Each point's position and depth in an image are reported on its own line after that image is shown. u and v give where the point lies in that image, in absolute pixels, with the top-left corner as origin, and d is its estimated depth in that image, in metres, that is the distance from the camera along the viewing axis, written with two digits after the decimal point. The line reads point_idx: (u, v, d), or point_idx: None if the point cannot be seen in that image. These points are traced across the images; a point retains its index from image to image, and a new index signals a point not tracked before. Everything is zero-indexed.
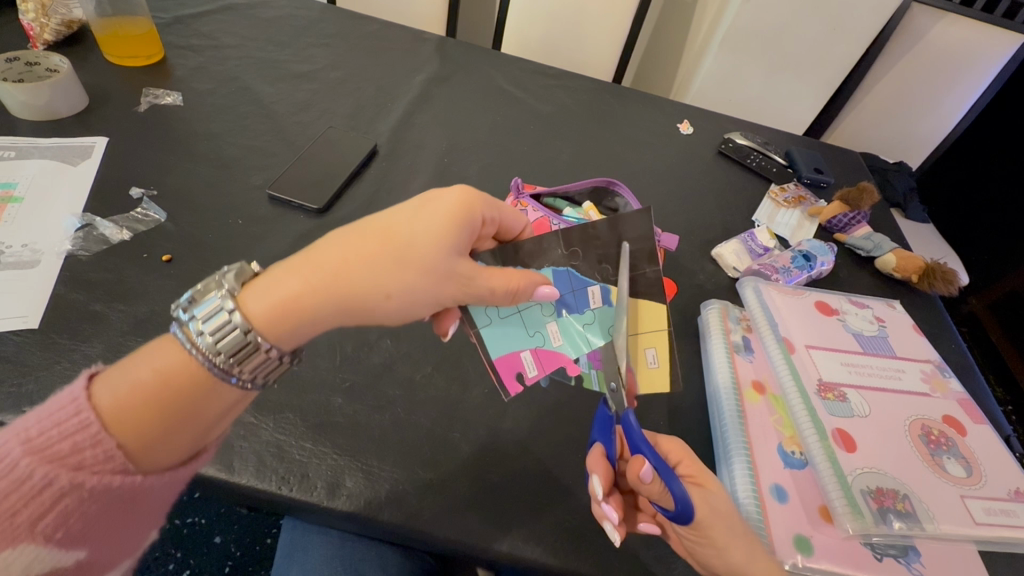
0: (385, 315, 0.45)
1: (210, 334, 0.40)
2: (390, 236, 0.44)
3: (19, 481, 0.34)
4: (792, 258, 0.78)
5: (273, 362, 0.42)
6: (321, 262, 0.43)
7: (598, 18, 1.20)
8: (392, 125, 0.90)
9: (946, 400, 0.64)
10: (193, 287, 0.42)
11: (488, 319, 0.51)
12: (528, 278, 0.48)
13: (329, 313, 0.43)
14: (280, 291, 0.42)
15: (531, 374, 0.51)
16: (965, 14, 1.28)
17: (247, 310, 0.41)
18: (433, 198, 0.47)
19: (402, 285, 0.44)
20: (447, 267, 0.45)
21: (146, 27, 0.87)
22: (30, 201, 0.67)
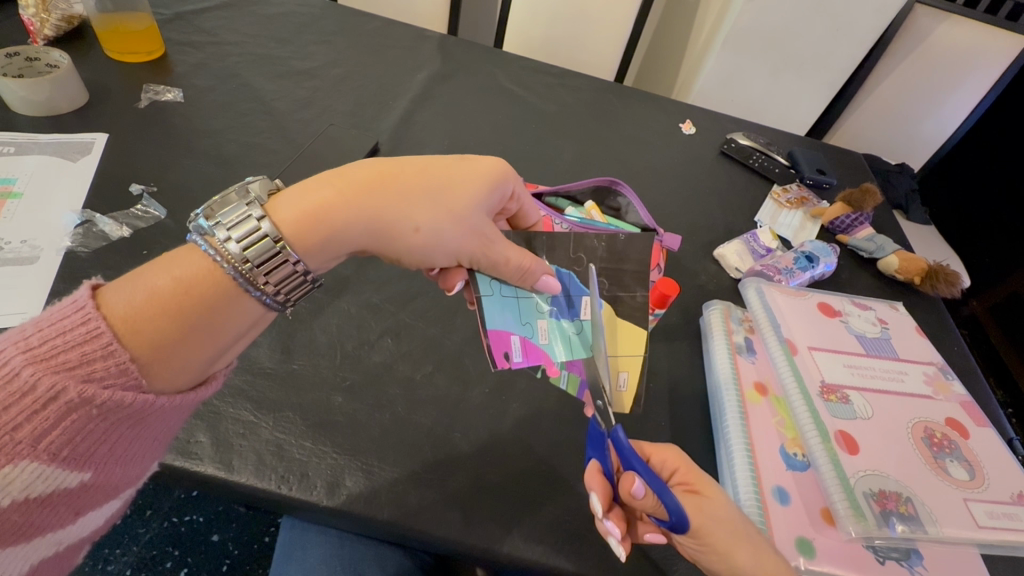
0: (408, 248, 0.49)
1: (238, 240, 0.40)
2: (425, 174, 0.49)
3: (24, 392, 0.34)
4: (795, 260, 0.77)
5: (297, 278, 0.44)
6: (361, 185, 0.47)
7: (600, 17, 1.20)
8: (394, 123, 0.89)
9: (949, 402, 0.64)
10: (212, 199, 0.42)
11: (489, 291, 0.50)
12: (540, 262, 0.50)
13: (360, 233, 0.47)
14: (315, 199, 0.45)
15: (516, 358, 0.48)
16: (968, 16, 1.29)
17: (279, 217, 0.43)
18: (465, 157, 0.52)
19: (431, 216, 0.48)
20: (477, 217, 0.49)
21: (146, 23, 0.86)
22: (30, 197, 0.66)
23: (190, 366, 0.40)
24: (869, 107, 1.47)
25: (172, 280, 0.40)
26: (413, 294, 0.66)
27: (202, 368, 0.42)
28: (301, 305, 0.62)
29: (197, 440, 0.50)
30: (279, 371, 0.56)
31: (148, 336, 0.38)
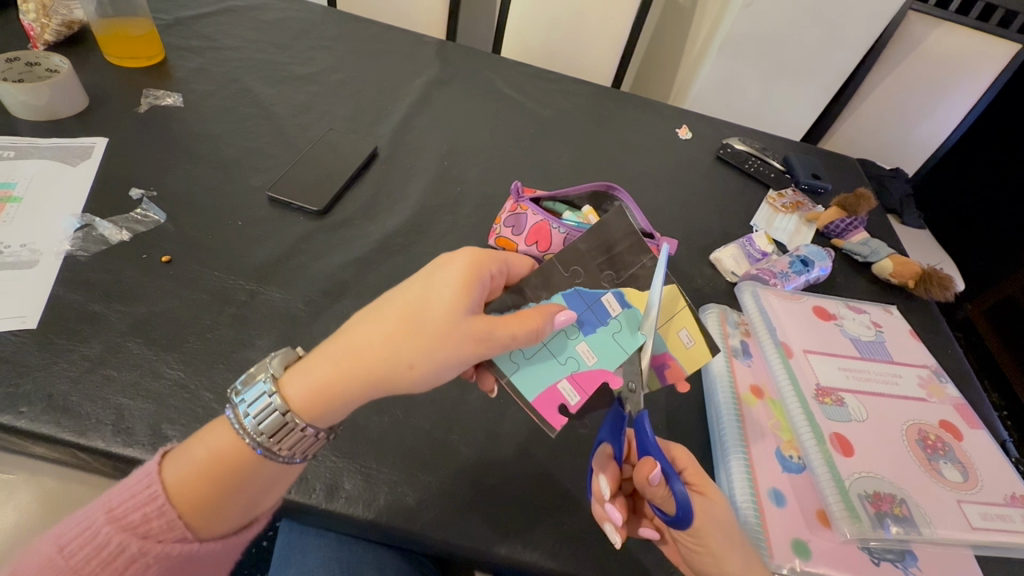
0: (411, 387, 0.43)
1: (255, 417, 0.42)
2: (409, 311, 0.43)
3: (100, 547, 0.39)
4: (790, 263, 0.78)
5: (309, 439, 0.43)
6: (349, 344, 0.43)
7: (597, 24, 1.21)
8: (392, 128, 0.90)
9: (942, 404, 0.65)
10: (245, 371, 0.44)
11: (516, 363, 0.47)
12: (542, 312, 0.46)
13: (356, 386, 0.42)
14: (316, 375, 0.43)
15: (574, 402, 0.46)
16: (960, 23, 1.31)
17: (286, 393, 0.43)
18: (443, 263, 0.46)
19: (424, 353, 0.42)
20: (460, 330, 0.42)
21: (146, 28, 0.87)
22: (30, 201, 0.67)
23: (229, 518, 0.42)
24: (864, 112, 1.48)
25: (209, 450, 0.42)
26: None
27: (242, 518, 0.43)
28: (300, 308, 0.63)
29: None
30: None
31: (193, 496, 0.41)
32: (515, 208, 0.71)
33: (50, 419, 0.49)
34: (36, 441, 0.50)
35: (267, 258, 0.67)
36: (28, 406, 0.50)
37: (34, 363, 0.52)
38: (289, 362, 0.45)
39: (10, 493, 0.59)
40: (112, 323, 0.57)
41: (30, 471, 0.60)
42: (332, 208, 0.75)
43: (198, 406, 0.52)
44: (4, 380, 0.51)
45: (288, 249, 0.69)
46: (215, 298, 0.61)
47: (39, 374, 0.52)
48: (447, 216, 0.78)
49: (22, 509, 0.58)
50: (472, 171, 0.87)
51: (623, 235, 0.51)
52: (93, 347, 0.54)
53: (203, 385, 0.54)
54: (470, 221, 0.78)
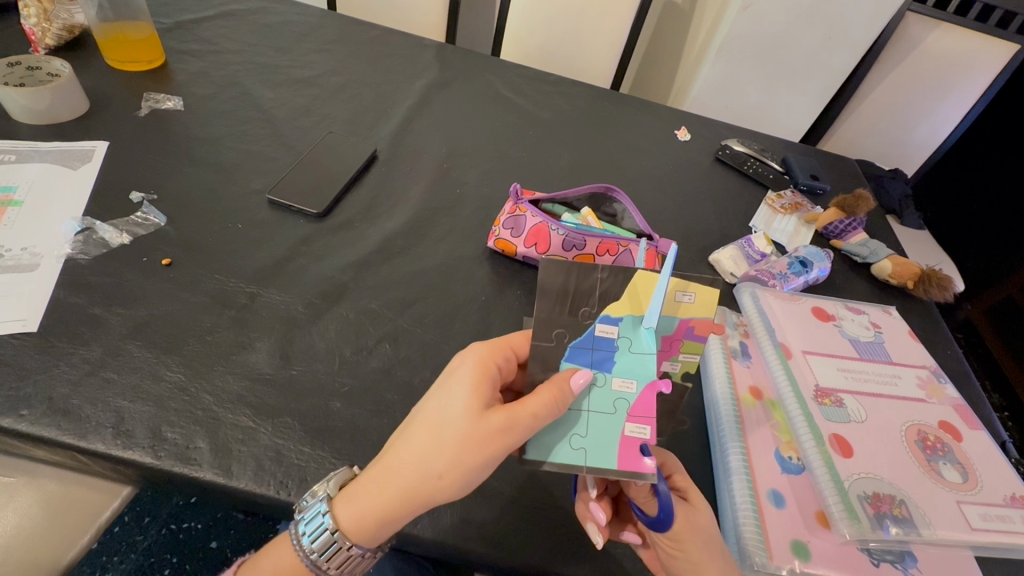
0: (449, 495, 0.42)
1: (310, 535, 0.45)
2: (428, 425, 0.42)
3: None
4: (789, 265, 0.78)
5: (357, 558, 0.46)
6: (382, 465, 0.43)
7: (596, 27, 1.21)
8: (392, 130, 0.90)
9: (942, 405, 0.65)
10: (306, 490, 0.48)
11: (580, 447, 0.43)
12: (558, 381, 0.42)
13: (393, 502, 0.42)
14: (360, 497, 0.44)
15: (649, 434, 0.43)
16: (959, 23, 1.31)
17: (336, 514, 0.44)
18: (454, 367, 0.46)
19: (449, 463, 0.41)
20: (476, 426, 0.41)
21: (146, 32, 0.88)
22: (30, 204, 0.67)
23: None
24: (864, 113, 1.49)
25: (274, 564, 0.47)
26: (410, 300, 0.67)
27: None
28: (301, 311, 0.63)
29: (196, 446, 0.50)
30: (277, 376, 0.56)
31: None
32: (514, 210, 0.71)
33: (50, 423, 0.49)
34: (36, 444, 0.50)
35: (267, 261, 0.67)
36: (29, 409, 0.50)
37: (34, 366, 0.52)
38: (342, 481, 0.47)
39: (10, 497, 0.59)
40: (112, 326, 0.57)
41: (31, 474, 0.60)
42: (332, 210, 0.76)
43: (198, 409, 0.52)
44: (4, 384, 0.51)
45: (288, 251, 0.69)
46: (215, 301, 0.61)
47: (39, 378, 0.52)
48: (446, 218, 0.79)
49: (22, 512, 0.58)
50: (471, 173, 0.87)
51: (562, 275, 0.46)
52: (93, 350, 0.55)
53: (203, 388, 0.54)
54: (469, 224, 0.79)
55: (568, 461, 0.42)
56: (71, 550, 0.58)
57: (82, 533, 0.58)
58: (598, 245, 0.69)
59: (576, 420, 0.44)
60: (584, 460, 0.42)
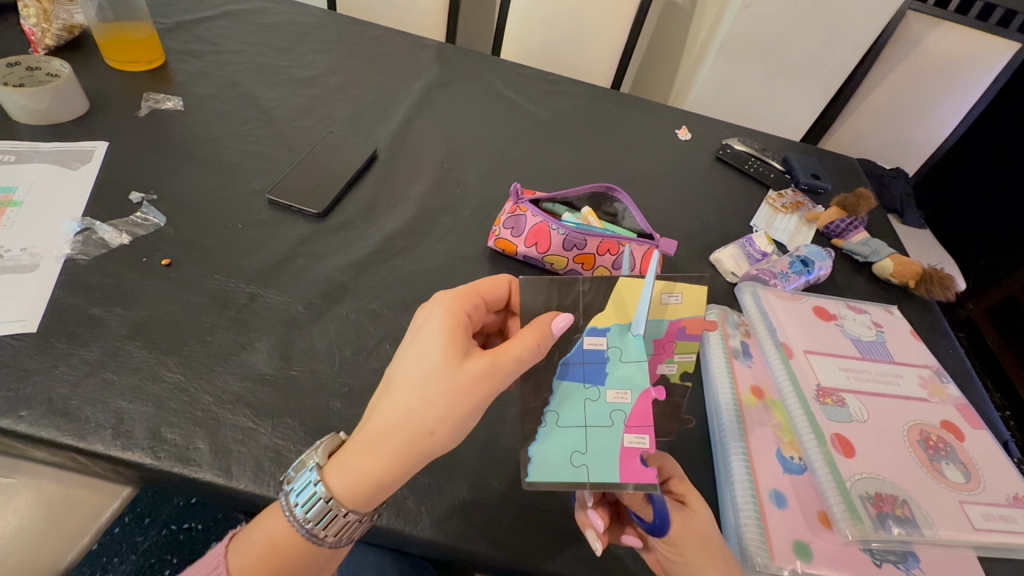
0: (442, 447, 0.42)
1: (303, 505, 0.43)
2: (409, 381, 0.42)
3: None
4: (790, 264, 0.78)
5: (355, 524, 0.44)
6: (367, 428, 0.43)
7: (596, 26, 1.21)
8: (392, 130, 0.90)
9: (944, 405, 0.65)
10: (294, 462, 0.47)
11: (581, 464, 0.43)
12: (538, 322, 0.44)
13: (387, 465, 0.42)
14: (351, 463, 0.43)
15: (648, 443, 0.43)
16: (960, 23, 1.30)
17: (328, 482, 0.44)
18: (422, 323, 0.46)
19: (439, 414, 0.41)
20: (464, 375, 0.42)
21: (146, 32, 0.87)
22: (30, 205, 0.67)
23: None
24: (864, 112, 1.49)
25: (266, 537, 0.45)
26: (411, 300, 0.67)
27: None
28: (301, 311, 0.63)
29: (196, 447, 0.50)
30: (277, 376, 0.56)
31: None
32: (514, 209, 0.71)
33: (49, 424, 0.49)
34: (35, 445, 0.50)
35: (267, 261, 0.67)
36: (28, 410, 0.50)
37: (34, 367, 0.52)
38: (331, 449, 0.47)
39: (11, 497, 0.59)
40: (112, 327, 0.57)
41: (31, 475, 0.60)
42: (332, 210, 0.76)
43: (198, 409, 0.52)
44: (3, 385, 0.51)
45: (288, 251, 0.69)
46: (215, 301, 0.61)
47: (39, 378, 0.52)
48: (446, 218, 0.79)
49: (22, 513, 0.58)
50: (471, 173, 0.87)
51: (544, 294, 0.46)
52: (93, 351, 0.54)
53: (203, 388, 0.54)
54: (470, 223, 0.78)
55: (571, 478, 0.43)
56: (71, 552, 0.58)
57: (82, 534, 0.58)
58: (598, 245, 0.69)
59: (575, 438, 0.44)
60: (586, 476, 0.43)
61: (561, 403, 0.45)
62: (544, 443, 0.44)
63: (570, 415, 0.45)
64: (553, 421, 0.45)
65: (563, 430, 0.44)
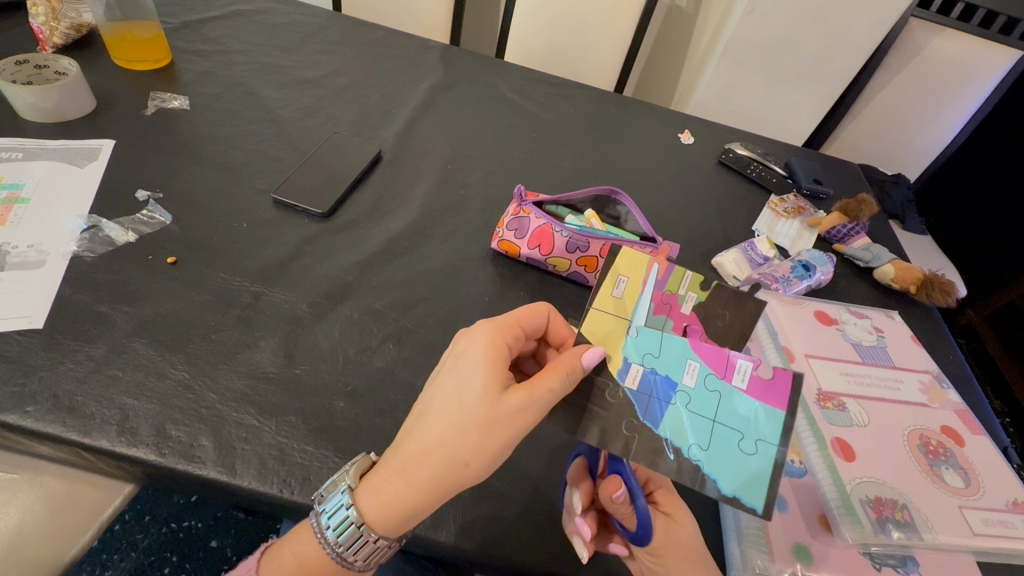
0: (475, 479, 0.43)
1: (335, 528, 0.45)
2: (447, 413, 0.43)
3: None
4: (793, 268, 0.78)
5: (383, 549, 0.46)
6: (399, 456, 0.43)
7: (599, 30, 1.22)
8: (396, 131, 0.91)
9: (944, 410, 0.65)
10: (329, 479, 0.47)
11: (755, 445, 0.43)
12: (569, 356, 0.45)
13: (420, 495, 0.43)
14: (381, 488, 0.43)
15: (746, 362, 0.45)
16: (963, 29, 1.31)
17: (359, 505, 0.44)
18: (460, 351, 0.46)
19: (475, 446, 0.42)
20: (503, 409, 0.42)
21: (154, 31, 0.88)
22: (37, 202, 0.67)
23: None
24: (868, 116, 1.49)
25: (295, 556, 0.47)
26: (413, 301, 0.67)
27: None
28: (304, 310, 0.63)
29: (200, 444, 0.50)
30: (280, 375, 0.57)
31: None
32: (517, 211, 0.72)
33: (56, 420, 0.49)
34: (40, 441, 0.50)
35: (271, 260, 0.67)
36: (34, 406, 0.50)
37: (39, 363, 0.53)
38: (362, 470, 0.46)
39: (12, 493, 0.59)
40: (117, 324, 0.57)
41: (34, 471, 0.60)
42: (336, 210, 0.76)
43: (203, 407, 0.53)
44: (9, 380, 0.51)
45: (293, 251, 0.69)
46: (220, 300, 0.61)
47: (45, 375, 0.52)
48: (449, 219, 0.79)
49: (25, 509, 0.58)
50: (475, 175, 0.87)
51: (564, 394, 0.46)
52: (98, 347, 0.55)
53: (207, 386, 0.54)
54: (473, 225, 0.79)
55: (767, 461, 0.42)
56: (73, 548, 0.58)
57: (84, 530, 0.59)
58: (601, 247, 0.69)
59: (725, 439, 0.43)
60: (771, 443, 0.42)
61: (684, 436, 0.44)
62: (721, 471, 0.42)
63: (700, 432, 0.44)
64: (702, 450, 0.43)
65: (712, 449, 0.43)
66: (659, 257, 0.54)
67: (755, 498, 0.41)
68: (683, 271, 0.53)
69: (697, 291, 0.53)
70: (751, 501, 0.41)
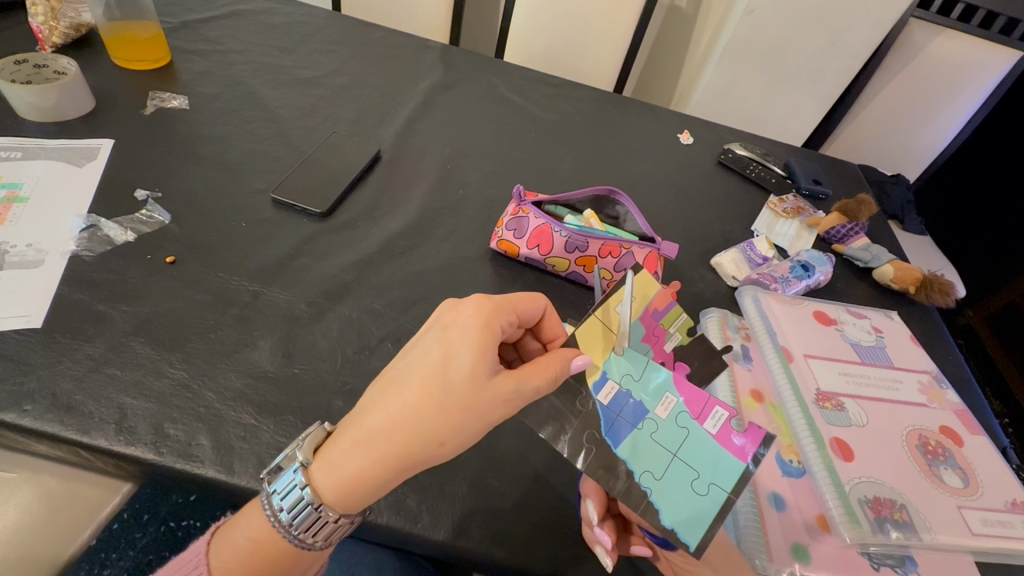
0: (445, 459, 0.43)
1: (288, 510, 0.44)
2: (428, 388, 0.42)
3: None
4: (791, 268, 0.78)
5: (343, 527, 0.45)
6: (371, 426, 0.42)
7: (599, 30, 1.22)
8: (396, 131, 0.91)
9: (943, 410, 0.65)
10: (283, 455, 0.47)
11: (707, 488, 0.43)
12: (563, 354, 0.45)
13: (388, 472, 0.42)
14: (348, 465, 0.43)
15: (723, 410, 0.44)
16: (962, 30, 1.31)
17: (316, 485, 0.44)
18: (451, 323, 0.44)
19: (454, 428, 0.41)
20: (487, 395, 0.42)
21: (153, 31, 0.88)
22: (35, 201, 0.67)
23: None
24: (867, 116, 1.49)
25: (248, 539, 0.46)
26: (412, 300, 0.67)
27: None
28: (303, 310, 0.63)
29: (198, 443, 0.50)
30: (279, 375, 0.57)
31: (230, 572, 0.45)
32: (516, 211, 0.72)
33: (53, 419, 0.49)
34: (37, 440, 0.50)
35: (270, 259, 0.67)
36: (32, 405, 0.50)
37: (37, 362, 0.53)
38: (317, 445, 0.46)
39: (11, 492, 0.59)
40: (116, 323, 0.57)
41: (31, 470, 0.60)
42: (335, 210, 0.76)
43: (201, 406, 0.53)
44: (8, 379, 0.51)
45: (292, 250, 0.69)
46: (218, 299, 0.61)
47: (44, 374, 0.52)
48: (448, 219, 0.79)
49: (23, 508, 0.58)
50: (474, 174, 0.87)
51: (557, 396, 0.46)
52: (97, 346, 0.55)
53: (205, 385, 0.54)
54: (472, 224, 0.79)
55: (715, 504, 0.42)
56: (71, 546, 0.58)
57: (82, 529, 0.59)
58: (600, 247, 0.69)
59: (679, 475, 0.44)
60: (724, 490, 0.42)
61: (640, 462, 0.44)
62: (667, 505, 0.43)
63: (656, 462, 0.44)
64: (653, 479, 0.43)
65: (664, 481, 0.43)
66: (667, 290, 0.52)
67: (690, 536, 0.42)
68: (679, 313, 0.53)
69: (682, 334, 0.53)
70: (685, 537, 0.42)
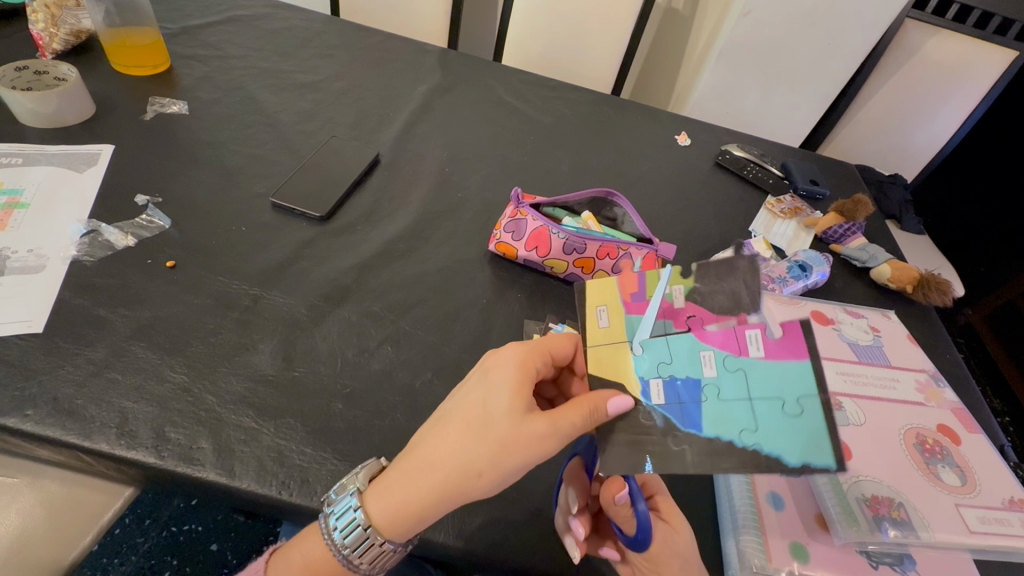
0: (486, 491, 0.44)
1: (342, 530, 0.46)
2: (468, 422, 0.45)
3: None
4: (789, 268, 0.79)
5: (389, 552, 0.47)
6: (416, 457, 0.45)
7: (596, 33, 1.22)
8: (393, 135, 0.91)
9: (940, 409, 0.65)
10: (339, 480, 0.49)
11: (797, 403, 0.38)
12: (599, 393, 0.45)
13: (431, 501, 0.44)
14: (394, 494, 0.45)
15: (753, 330, 0.42)
16: (959, 31, 1.32)
17: (367, 508, 0.46)
18: (491, 365, 0.48)
19: (492, 460, 0.43)
20: (523, 430, 0.43)
21: (152, 37, 0.89)
22: (36, 207, 0.68)
23: None
24: (865, 116, 1.50)
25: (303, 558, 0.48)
26: (411, 303, 0.68)
27: None
28: (303, 313, 0.63)
29: (199, 446, 0.51)
30: (279, 377, 0.57)
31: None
32: (515, 213, 0.72)
33: (56, 423, 0.50)
34: (39, 444, 0.50)
35: (270, 262, 0.68)
36: (33, 410, 0.50)
37: (38, 367, 0.53)
38: (371, 474, 0.48)
39: (14, 497, 0.59)
40: (117, 328, 0.57)
41: (32, 475, 0.60)
42: (334, 214, 0.76)
43: (202, 410, 0.53)
44: (10, 385, 0.52)
45: (291, 254, 0.69)
46: (219, 303, 0.62)
47: (45, 379, 0.52)
48: (447, 222, 0.79)
49: (25, 513, 0.58)
50: (472, 177, 0.87)
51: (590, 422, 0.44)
52: (98, 351, 0.55)
53: (206, 389, 0.54)
54: (471, 226, 0.79)
55: (818, 414, 0.37)
56: (74, 550, 0.58)
57: (84, 533, 0.59)
58: (597, 249, 0.69)
59: (768, 409, 0.39)
60: (812, 394, 0.38)
61: (730, 426, 0.40)
62: (782, 449, 0.38)
63: (742, 419, 0.40)
64: (752, 434, 0.39)
65: (766, 425, 0.39)
66: (633, 272, 0.50)
67: (823, 457, 0.36)
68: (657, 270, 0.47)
69: (682, 280, 0.45)
70: (819, 462, 0.36)
